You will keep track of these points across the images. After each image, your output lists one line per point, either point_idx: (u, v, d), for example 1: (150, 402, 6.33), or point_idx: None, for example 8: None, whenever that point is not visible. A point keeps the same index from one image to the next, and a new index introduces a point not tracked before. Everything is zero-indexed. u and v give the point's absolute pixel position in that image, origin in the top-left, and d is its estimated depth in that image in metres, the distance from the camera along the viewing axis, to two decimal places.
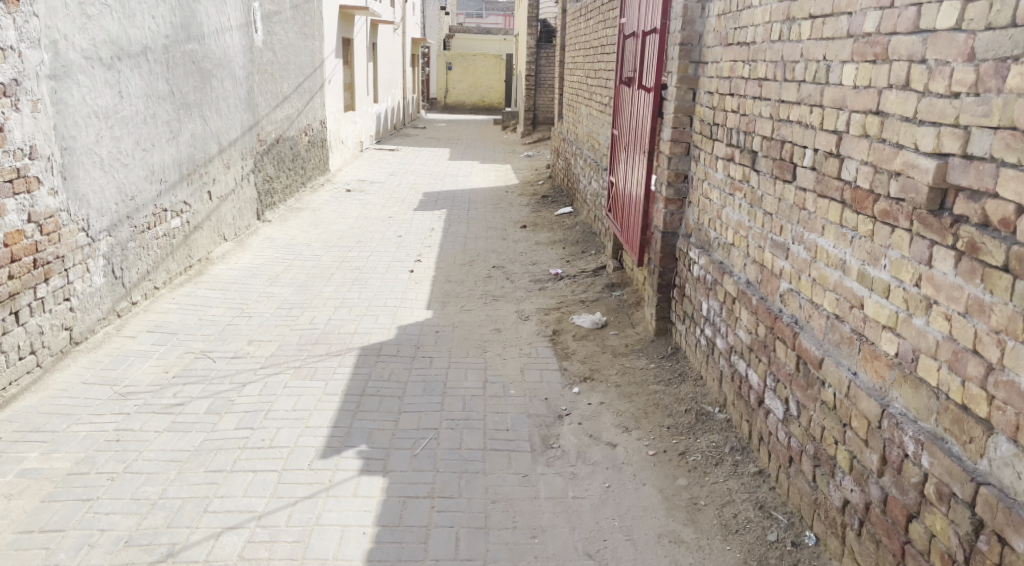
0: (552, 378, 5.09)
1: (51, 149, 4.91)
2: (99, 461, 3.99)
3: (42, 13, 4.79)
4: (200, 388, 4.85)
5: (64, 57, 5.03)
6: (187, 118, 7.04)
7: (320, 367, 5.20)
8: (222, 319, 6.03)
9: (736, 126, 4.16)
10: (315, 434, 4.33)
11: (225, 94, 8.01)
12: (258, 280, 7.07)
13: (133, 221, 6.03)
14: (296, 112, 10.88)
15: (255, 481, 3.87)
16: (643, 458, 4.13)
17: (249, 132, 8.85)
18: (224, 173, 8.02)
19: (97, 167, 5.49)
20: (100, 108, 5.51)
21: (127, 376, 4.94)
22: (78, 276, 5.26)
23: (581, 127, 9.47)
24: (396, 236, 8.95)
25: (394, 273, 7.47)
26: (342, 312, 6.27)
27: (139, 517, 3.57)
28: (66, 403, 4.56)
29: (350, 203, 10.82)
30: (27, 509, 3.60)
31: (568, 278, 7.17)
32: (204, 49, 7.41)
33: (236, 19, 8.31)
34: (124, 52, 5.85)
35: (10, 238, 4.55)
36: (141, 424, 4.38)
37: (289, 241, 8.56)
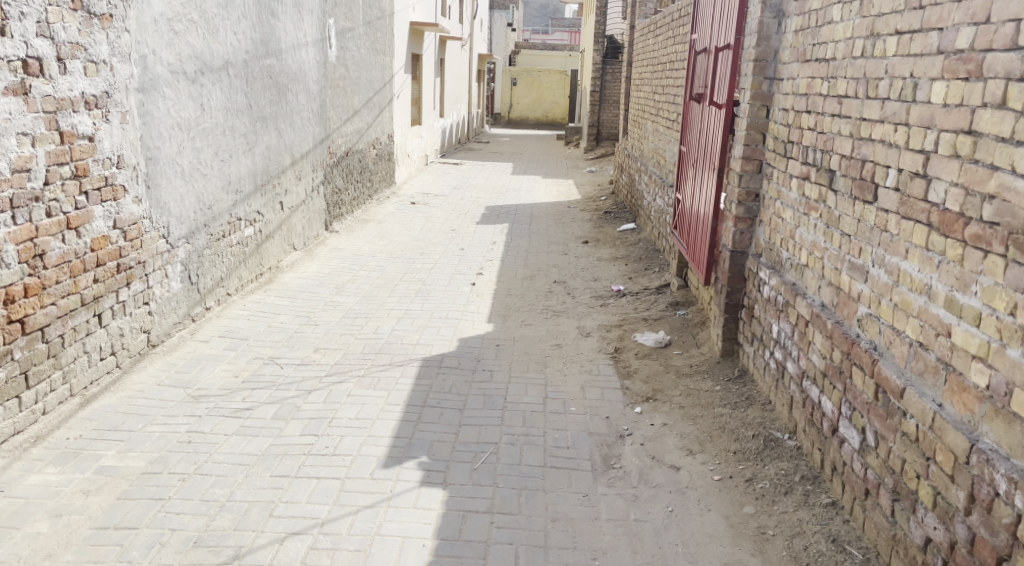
0: (613, 397, 5.03)
1: (137, 159, 5.10)
2: (172, 461, 4.11)
3: (133, 29, 4.99)
4: (268, 393, 4.96)
5: (152, 71, 5.23)
6: (262, 131, 7.23)
7: (383, 377, 5.26)
8: (290, 327, 6.15)
9: (813, 143, 4.07)
10: (378, 443, 4.37)
11: (299, 108, 8.21)
12: (325, 289, 7.20)
13: (209, 229, 6.21)
14: (365, 126, 11.08)
15: (319, 488, 3.93)
16: (708, 484, 4.04)
17: (321, 145, 9.05)
18: (296, 185, 8.22)
19: (178, 177, 5.68)
20: (183, 120, 5.71)
21: (199, 379, 5.08)
22: (157, 281, 5.44)
23: (648, 144, 9.40)
24: (459, 249, 9.02)
25: (456, 285, 7.53)
26: (405, 323, 6.34)
27: (207, 519, 3.65)
28: (143, 403, 4.71)
29: (415, 215, 10.96)
30: (103, 506, 3.70)
31: (631, 295, 7.11)
32: (281, 64, 7.62)
33: (312, 35, 8.53)
34: (207, 67, 6.05)
35: (97, 242, 4.71)
36: (212, 427, 4.49)
37: (355, 251, 8.71)
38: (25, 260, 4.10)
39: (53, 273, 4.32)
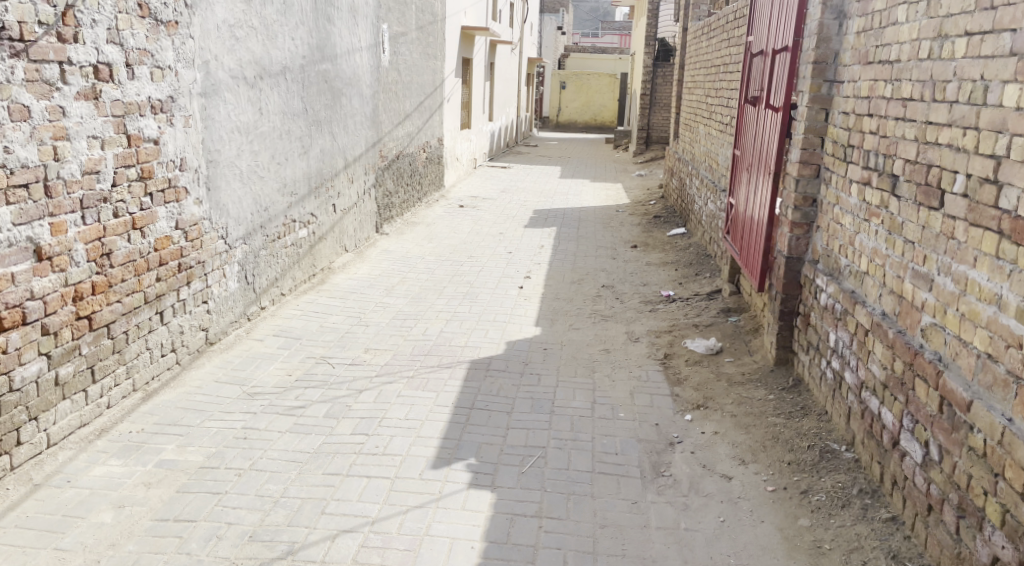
0: (663, 404, 4.99)
1: (198, 162, 5.23)
2: (228, 456, 4.20)
3: (197, 35, 5.12)
4: (320, 392, 5.03)
5: (213, 76, 5.36)
6: (317, 134, 7.35)
7: (432, 378, 5.29)
8: (341, 327, 6.24)
9: (875, 148, 3.98)
10: (427, 444, 4.41)
11: (353, 112, 8.33)
12: (375, 291, 7.29)
13: (265, 230, 6.33)
14: (416, 129, 11.18)
15: (369, 487, 3.97)
16: (761, 494, 3.98)
17: (373, 148, 9.17)
18: (348, 187, 8.34)
19: (237, 179, 5.80)
20: (242, 124, 5.84)
21: (254, 377, 5.19)
22: (215, 281, 5.57)
23: (699, 147, 9.30)
24: (507, 252, 9.04)
25: (504, 288, 7.55)
26: (453, 325, 6.37)
27: (262, 514, 3.72)
28: (200, 399, 4.83)
29: (463, 218, 11.02)
30: (163, 499, 3.79)
31: (681, 300, 7.04)
32: (336, 68, 7.74)
33: (366, 40, 8.64)
34: (266, 72, 6.17)
35: (160, 242, 4.84)
36: (266, 424, 4.58)
37: (405, 253, 8.79)
38: (94, 258, 4.22)
39: (119, 272, 4.45)
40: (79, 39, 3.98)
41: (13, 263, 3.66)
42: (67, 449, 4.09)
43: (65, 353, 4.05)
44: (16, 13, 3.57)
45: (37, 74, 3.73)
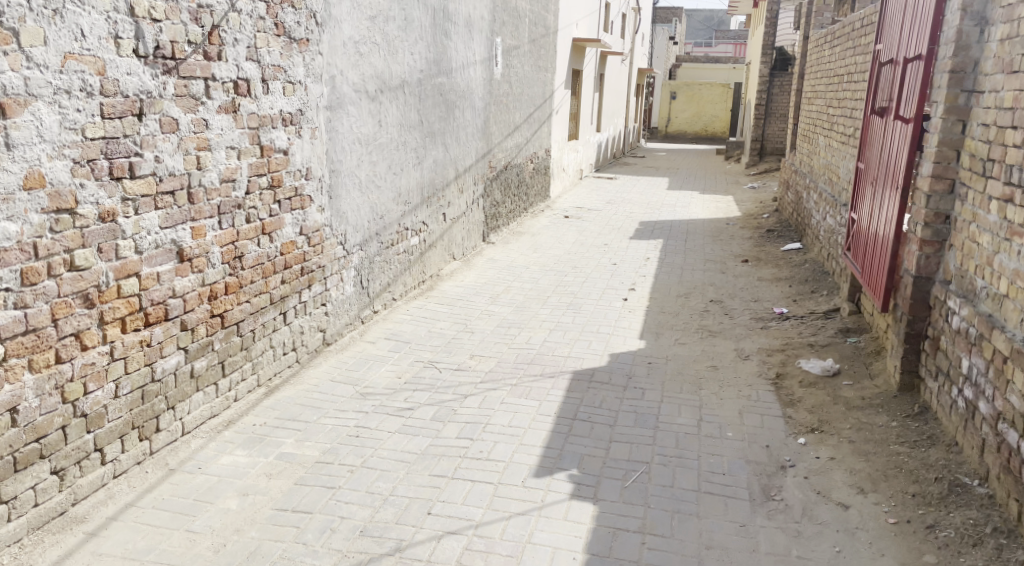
0: (775, 425, 4.88)
1: (322, 171, 5.50)
2: (342, 453, 4.39)
3: (326, 51, 5.39)
4: (428, 395, 5.18)
5: (339, 90, 5.63)
6: (431, 145, 7.58)
7: (534, 387, 5.36)
8: (448, 333, 6.40)
9: (1018, 162, 3.80)
10: (529, 452, 4.47)
11: (465, 124, 8.53)
12: (481, 298, 7.44)
13: (380, 237, 6.57)
14: (524, 140, 11.33)
15: (474, 491, 4.07)
16: (882, 526, 3.84)
17: (482, 159, 9.36)
18: (458, 197, 8.54)
19: (356, 188, 6.06)
20: (363, 135, 6.09)
21: (367, 378, 5.40)
22: (334, 284, 5.84)
23: (819, 159, 9.03)
24: (611, 264, 9.03)
25: (609, 300, 7.55)
26: (556, 335, 6.43)
27: (372, 510, 3.87)
28: (317, 397, 5.07)
29: (568, 229, 11.08)
30: (283, 490, 4.00)
31: (795, 318, 6.86)
32: (451, 81, 7.96)
33: (480, 53, 8.84)
34: (386, 86, 6.42)
35: (286, 247, 5.11)
36: (377, 424, 4.76)
37: (510, 263, 8.92)
38: (227, 260, 4.50)
39: (249, 273, 4.72)
40: (222, 56, 4.27)
41: (159, 263, 3.95)
42: (199, 437, 4.38)
43: (200, 348, 4.35)
44: (169, 33, 3.87)
45: (185, 89, 4.02)
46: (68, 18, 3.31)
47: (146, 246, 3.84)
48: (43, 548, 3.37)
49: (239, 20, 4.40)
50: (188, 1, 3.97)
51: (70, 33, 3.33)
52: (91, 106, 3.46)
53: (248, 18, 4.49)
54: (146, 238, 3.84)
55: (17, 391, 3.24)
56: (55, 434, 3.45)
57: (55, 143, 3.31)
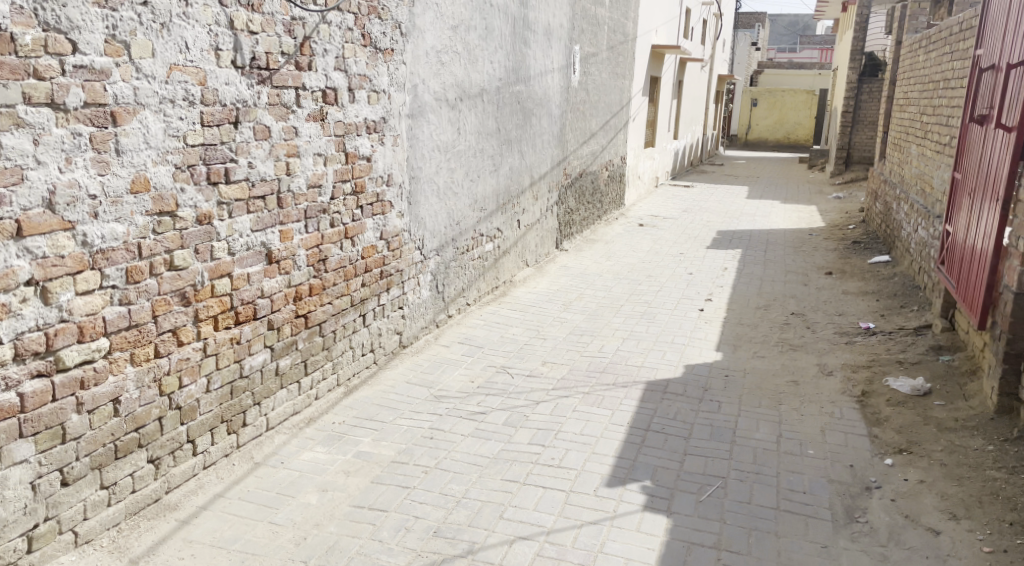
0: (859, 444, 4.76)
1: (403, 177, 5.62)
2: (417, 454, 4.48)
3: (409, 61, 5.52)
4: (500, 400, 5.24)
5: (420, 98, 5.75)
6: (508, 153, 7.66)
7: (607, 396, 5.35)
8: (521, 339, 6.45)
9: None
10: (602, 461, 4.47)
11: (542, 132, 8.58)
12: (554, 305, 7.47)
13: (456, 243, 6.67)
14: (600, 148, 11.32)
15: (545, 497, 4.10)
16: (976, 555, 3.70)
17: (558, 166, 9.39)
18: (533, 205, 8.60)
19: (434, 195, 6.17)
20: (442, 143, 6.20)
21: (441, 381, 5.49)
22: (411, 289, 5.96)
23: (910, 169, 8.74)
24: (687, 274, 8.94)
25: (684, 310, 7.48)
26: (630, 344, 6.41)
27: (446, 511, 3.94)
28: (394, 398, 5.18)
29: (643, 237, 11.01)
30: (360, 487, 4.11)
31: (882, 334, 6.66)
32: (529, 90, 8.03)
33: (558, 61, 8.89)
34: (466, 94, 6.53)
35: (367, 251, 5.25)
36: (451, 426, 4.84)
37: (583, 270, 8.92)
38: (312, 263, 4.66)
39: (331, 276, 4.87)
40: (312, 67, 4.43)
41: (250, 265, 4.12)
42: (282, 434, 4.53)
43: (285, 347, 4.51)
44: (264, 44, 4.04)
45: (278, 98, 4.18)
46: (174, 31, 3.50)
47: (238, 247, 4.01)
48: (138, 533, 3.55)
49: (329, 32, 4.56)
50: (283, 14, 4.13)
51: (175, 46, 3.51)
52: (192, 115, 3.64)
53: (337, 29, 4.65)
54: (239, 240, 4.01)
55: (120, 382, 3.42)
56: (152, 425, 3.64)
57: (159, 149, 3.49)
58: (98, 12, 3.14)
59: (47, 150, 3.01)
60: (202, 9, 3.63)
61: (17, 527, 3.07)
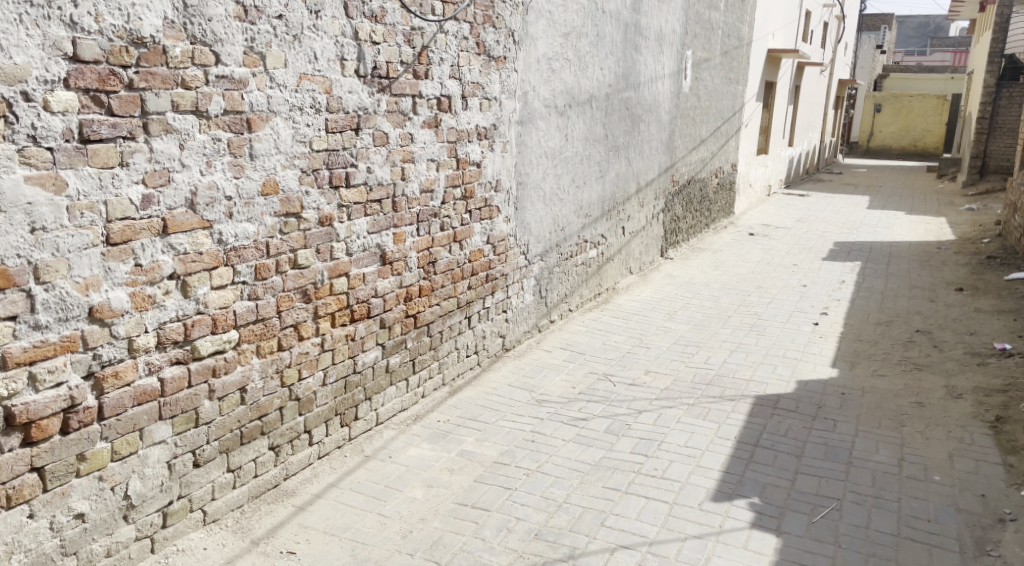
0: (991, 473, 4.51)
1: (510, 184, 5.71)
2: (519, 456, 4.55)
3: (521, 68, 5.61)
4: (602, 408, 5.24)
5: (530, 105, 5.83)
6: (615, 159, 7.65)
7: (713, 409, 5.27)
8: (623, 347, 6.43)
9: None
10: (707, 475, 4.41)
11: (650, 138, 8.52)
12: (658, 314, 7.41)
13: (560, 249, 6.70)
14: (710, 155, 11.13)
15: (648, 508, 4.08)
16: None
17: (665, 173, 9.30)
18: (638, 212, 8.54)
19: (540, 201, 6.23)
20: (550, 149, 6.26)
21: (542, 385, 5.54)
22: (515, 293, 6.04)
23: None
24: (801, 286, 8.68)
25: (797, 323, 7.26)
26: (738, 357, 6.28)
27: (547, 515, 3.99)
28: (498, 400, 5.27)
29: (753, 247, 10.75)
30: (464, 486, 4.21)
31: (1018, 356, 6.28)
32: (638, 96, 8.00)
33: (669, 66, 8.81)
34: (575, 101, 6.58)
35: (474, 255, 5.37)
36: (552, 431, 4.88)
37: (689, 279, 8.80)
38: (422, 265, 4.80)
39: (440, 278, 5.00)
40: (429, 75, 4.58)
41: (365, 265, 4.29)
42: (390, 429, 4.69)
43: (395, 345, 4.66)
44: (385, 54, 4.21)
45: (396, 106, 4.35)
46: (305, 43, 3.69)
47: (355, 248, 4.19)
48: (259, 516, 3.75)
49: (446, 41, 4.70)
50: (403, 24, 4.29)
51: (306, 56, 3.71)
52: (318, 122, 3.83)
53: (453, 38, 4.78)
54: (357, 241, 4.19)
55: (246, 372, 3.63)
56: (273, 414, 3.84)
57: (288, 155, 3.69)
58: (238, 25, 3.35)
59: (191, 154, 3.24)
60: (331, 22, 3.82)
61: (154, 503, 3.30)
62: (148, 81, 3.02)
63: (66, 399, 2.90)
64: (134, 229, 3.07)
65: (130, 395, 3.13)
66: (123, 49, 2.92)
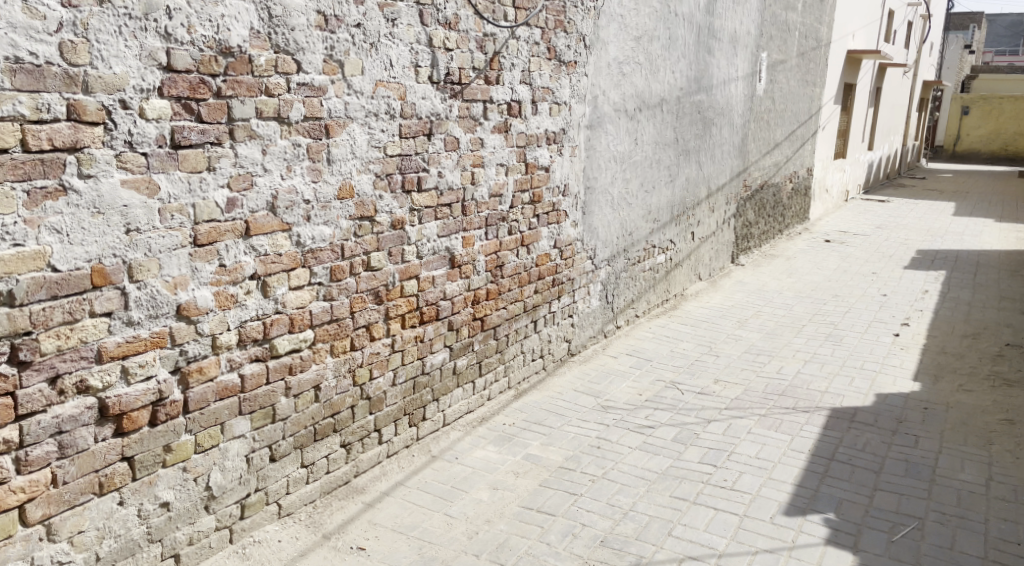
0: None
1: (578, 188, 5.72)
2: (584, 461, 4.55)
3: (591, 72, 5.62)
4: (670, 416, 5.20)
5: (600, 109, 5.83)
6: (685, 164, 7.58)
7: (786, 421, 5.17)
8: (692, 355, 6.36)
9: None
10: (779, 488, 4.34)
11: (721, 142, 8.41)
12: (728, 322, 7.31)
13: (628, 254, 6.67)
14: (784, 159, 10.92)
15: (717, 519, 4.03)
16: None
17: (737, 178, 9.17)
18: (708, 217, 8.44)
19: (609, 205, 6.22)
20: (619, 153, 6.25)
21: (608, 391, 5.53)
22: (581, 297, 6.04)
23: None
24: (880, 295, 8.43)
25: (875, 334, 7.06)
26: (812, 367, 6.15)
27: (613, 522, 3.98)
28: (563, 405, 5.28)
29: (829, 255, 10.49)
30: (529, 489, 4.23)
31: None
32: (710, 99, 7.91)
33: (743, 69, 8.68)
34: (645, 104, 6.55)
35: (541, 259, 5.39)
36: (618, 437, 4.87)
37: (761, 287, 8.65)
38: (490, 269, 4.85)
39: (507, 282, 5.04)
40: (500, 80, 4.63)
41: (434, 268, 4.35)
42: (456, 430, 4.75)
43: (462, 347, 4.72)
44: (458, 60, 4.27)
45: (467, 111, 4.41)
46: (381, 50, 3.78)
47: (425, 251, 4.26)
48: (330, 512, 3.85)
49: (517, 47, 4.74)
50: (476, 31, 4.35)
51: (382, 63, 3.79)
52: (392, 127, 3.92)
53: (525, 44, 4.82)
54: (427, 245, 4.26)
55: (321, 370, 3.74)
56: (345, 412, 3.94)
57: (363, 160, 3.78)
58: (319, 34, 3.46)
59: (273, 159, 3.35)
60: (406, 29, 3.90)
61: (233, 495, 3.42)
62: (235, 89, 3.15)
63: (155, 392, 3.04)
64: (219, 231, 3.19)
65: (213, 390, 3.25)
66: (212, 59, 3.05)
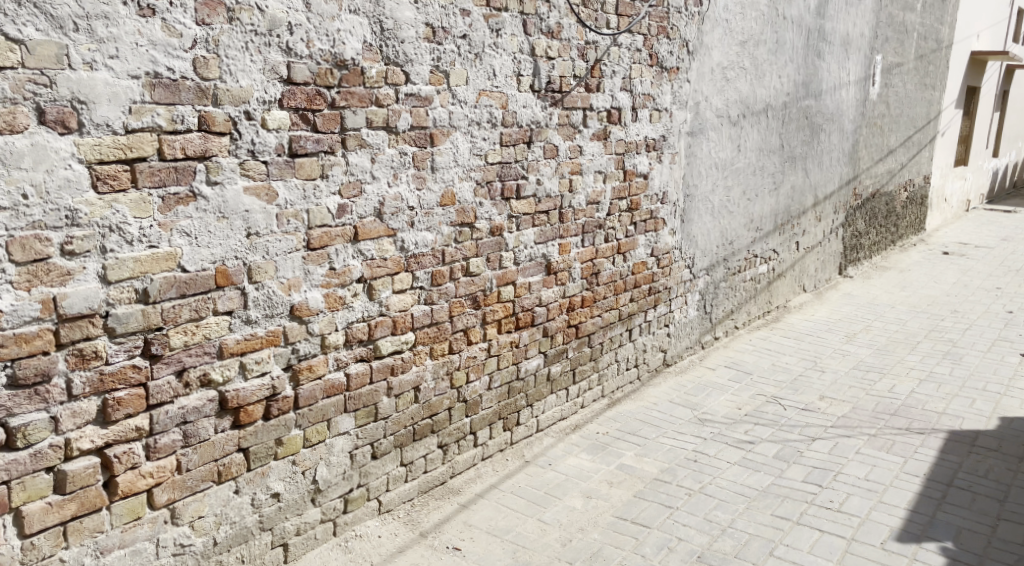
0: None
1: (677, 196, 5.66)
2: (680, 475, 4.50)
3: (693, 79, 5.56)
4: (770, 432, 5.08)
5: (702, 116, 5.77)
6: (790, 171, 7.39)
7: (898, 442, 4.97)
8: (795, 369, 6.20)
9: None
10: (890, 512, 4.17)
11: (830, 148, 8.16)
12: (836, 336, 7.08)
13: (728, 263, 6.56)
14: (898, 167, 10.49)
15: (822, 541, 3.92)
16: None
17: (847, 185, 8.87)
18: (814, 226, 8.19)
19: (709, 213, 6.14)
20: (721, 160, 6.16)
21: (706, 404, 5.44)
22: (678, 307, 5.97)
23: None
24: (1004, 312, 7.99)
25: (999, 353, 6.69)
26: (928, 387, 5.88)
27: (711, 538, 3.92)
28: (658, 416, 5.24)
29: (947, 268, 10.00)
30: (623, 500, 4.21)
31: None
32: (818, 105, 7.68)
33: (855, 73, 8.40)
34: (749, 110, 6.43)
35: (637, 267, 5.37)
36: (716, 452, 4.79)
37: (871, 300, 8.34)
38: (585, 276, 4.87)
39: (603, 289, 5.04)
40: (600, 88, 4.65)
41: (530, 275, 4.40)
42: (549, 436, 4.78)
43: (557, 353, 4.75)
44: (559, 68, 4.32)
45: (567, 119, 4.44)
46: (485, 60, 3.86)
47: (522, 258, 4.31)
48: (427, 510, 3.94)
49: (619, 54, 4.75)
50: (578, 39, 4.39)
51: (485, 73, 3.88)
52: (493, 135, 3.99)
53: (626, 51, 4.83)
54: (524, 251, 4.31)
55: (420, 372, 3.84)
56: (443, 414, 4.03)
57: (465, 167, 3.87)
58: (427, 46, 3.57)
59: (381, 166, 3.47)
60: (510, 39, 3.97)
61: (337, 489, 3.55)
62: (348, 100, 3.28)
63: (269, 388, 3.19)
64: (330, 235, 3.33)
65: (321, 388, 3.39)
66: (328, 72, 3.19)
